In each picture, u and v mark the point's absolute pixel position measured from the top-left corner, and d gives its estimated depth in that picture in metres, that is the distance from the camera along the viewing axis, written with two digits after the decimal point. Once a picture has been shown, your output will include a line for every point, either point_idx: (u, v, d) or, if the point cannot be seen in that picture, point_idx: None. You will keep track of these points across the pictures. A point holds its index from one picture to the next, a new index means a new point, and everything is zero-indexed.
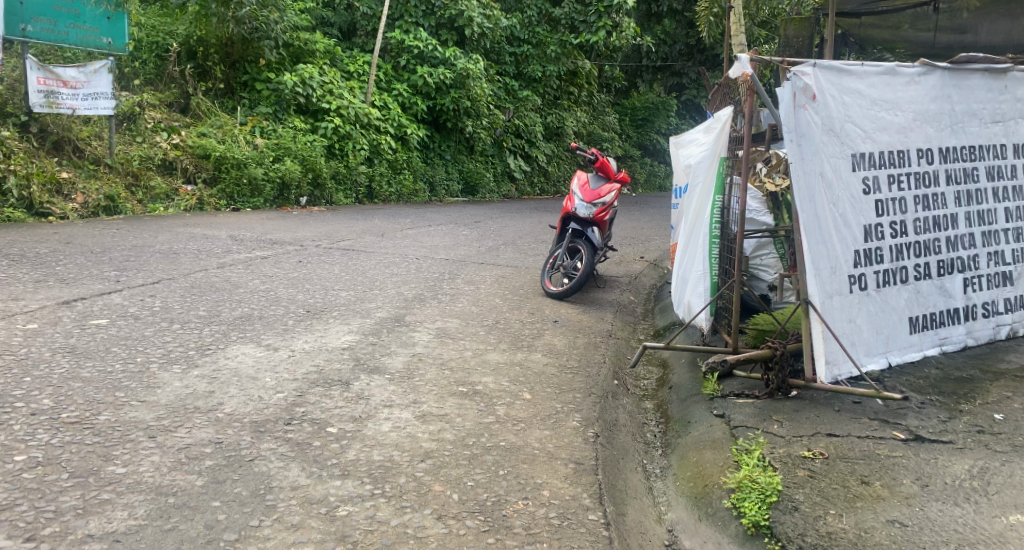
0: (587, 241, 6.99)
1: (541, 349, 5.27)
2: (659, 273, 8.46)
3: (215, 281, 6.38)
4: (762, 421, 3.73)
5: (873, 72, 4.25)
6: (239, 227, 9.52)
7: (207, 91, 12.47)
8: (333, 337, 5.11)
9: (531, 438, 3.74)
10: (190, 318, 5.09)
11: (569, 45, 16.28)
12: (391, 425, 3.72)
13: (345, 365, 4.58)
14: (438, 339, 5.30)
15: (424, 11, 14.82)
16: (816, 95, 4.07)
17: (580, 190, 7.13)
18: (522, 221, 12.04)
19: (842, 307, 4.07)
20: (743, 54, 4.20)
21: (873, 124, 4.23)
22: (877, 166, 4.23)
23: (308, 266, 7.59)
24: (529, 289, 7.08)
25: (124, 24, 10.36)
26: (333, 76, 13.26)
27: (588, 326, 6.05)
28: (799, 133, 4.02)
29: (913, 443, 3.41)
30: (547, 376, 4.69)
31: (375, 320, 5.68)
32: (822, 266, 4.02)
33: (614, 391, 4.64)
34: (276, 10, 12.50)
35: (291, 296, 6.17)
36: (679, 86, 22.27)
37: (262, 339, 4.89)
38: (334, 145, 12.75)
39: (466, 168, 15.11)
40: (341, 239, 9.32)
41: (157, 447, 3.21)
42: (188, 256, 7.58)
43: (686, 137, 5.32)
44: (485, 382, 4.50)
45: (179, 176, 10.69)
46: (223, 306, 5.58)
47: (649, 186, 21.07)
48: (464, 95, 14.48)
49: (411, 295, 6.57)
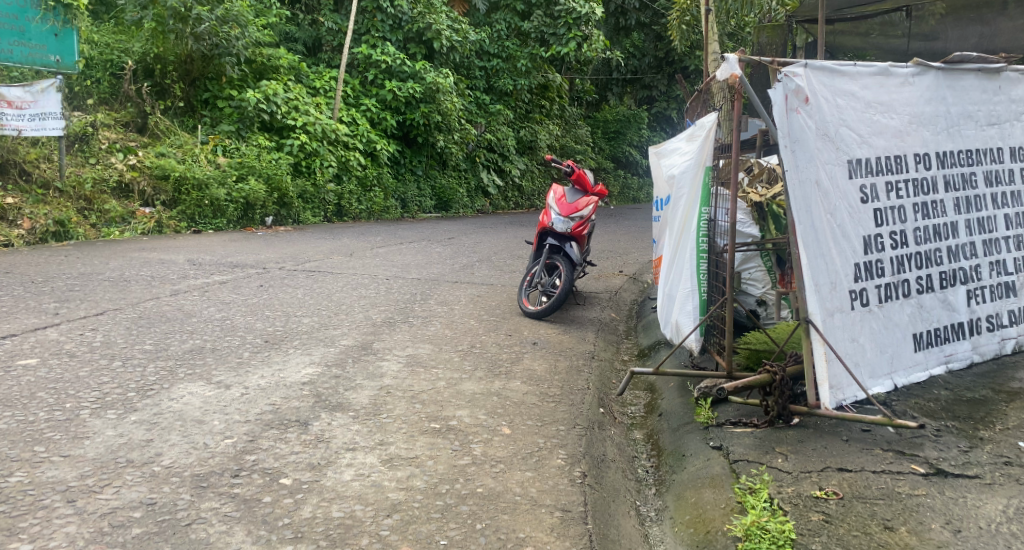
0: (565, 257, 6.63)
1: (521, 376, 4.88)
2: (639, 288, 8.13)
3: (167, 312, 5.96)
4: (766, 455, 3.37)
5: (866, 73, 3.94)
6: (200, 250, 9.08)
7: (166, 110, 12.05)
8: (292, 371, 4.69)
9: (511, 481, 3.35)
10: (134, 355, 4.67)
11: (540, 58, 15.99)
12: (353, 472, 3.32)
13: (305, 402, 4.16)
14: (409, 369, 4.90)
15: (391, 26, 14.42)
16: (809, 98, 3.75)
17: (556, 203, 6.80)
18: (497, 237, 11.67)
19: (843, 325, 3.72)
20: (732, 53, 3.84)
21: (868, 127, 3.91)
22: (874, 173, 3.91)
23: (270, 291, 7.17)
24: (506, 309, 6.71)
25: (74, 40, 9.95)
26: (298, 92, 12.81)
27: (568, 347, 5.68)
28: (792, 138, 3.69)
29: (936, 479, 3.06)
30: (527, 408, 4.31)
31: (339, 349, 5.27)
32: (822, 281, 3.67)
33: (600, 422, 4.26)
34: (236, 25, 12.05)
35: (249, 326, 5.75)
36: (650, 98, 22.12)
37: (213, 375, 4.46)
38: (301, 163, 12.30)
39: (438, 184, 14.73)
40: (308, 260, 8.91)
41: (75, 514, 2.79)
42: (141, 284, 7.14)
43: (667, 146, 4.97)
44: (460, 416, 4.11)
45: (136, 199, 10.21)
46: (172, 339, 5.16)
47: (624, 199, 20.84)
48: (434, 109, 14.09)
49: (380, 319, 6.17)
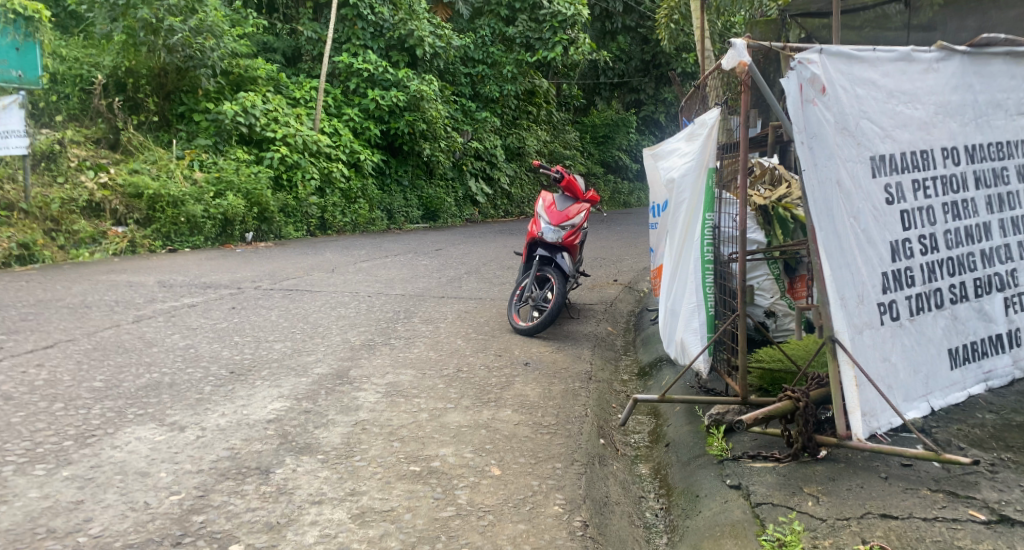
0: (556, 269, 6.19)
1: (511, 402, 4.44)
2: (636, 298, 7.68)
3: (127, 341, 5.54)
4: (794, 496, 2.94)
5: (887, 59, 3.39)
6: (173, 270, 8.60)
7: (140, 125, 11.57)
8: (258, 406, 4.25)
9: (500, 538, 2.97)
10: (80, 396, 4.26)
11: (526, 63, 15.57)
12: (317, 533, 2.94)
13: (268, 445, 3.72)
14: (388, 399, 4.44)
15: (372, 33, 13.96)
16: (825, 88, 3.23)
17: (545, 212, 6.36)
18: (485, 247, 11.19)
19: (874, 343, 3.20)
20: (739, 39, 3.35)
21: (891, 119, 3.38)
22: (899, 170, 3.38)
23: (242, 313, 6.72)
24: (495, 325, 6.27)
25: (36, 54, 9.43)
26: (278, 103, 12.34)
27: (563, 368, 5.22)
28: (809, 133, 3.18)
29: (1001, 529, 2.65)
30: (518, 441, 3.87)
31: (313, 378, 4.84)
32: (848, 294, 3.16)
33: (600, 455, 3.81)
34: (212, 36, 11.58)
35: (214, 354, 5.29)
36: (639, 101, 21.74)
37: (167, 416, 4.01)
38: (282, 176, 11.81)
39: (426, 194, 14.26)
40: (287, 278, 8.45)
41: None
42: (102, 310, 6.69)
43: (665, 147, 4.50)
44: (442, 456, 3.65)
45: (108, 218, 9.74)
46: (127, 374, 4.74)
47: (615, 204, 20.41)
48: (419, 118, 13.64)
49: (359, 342, 5.72)
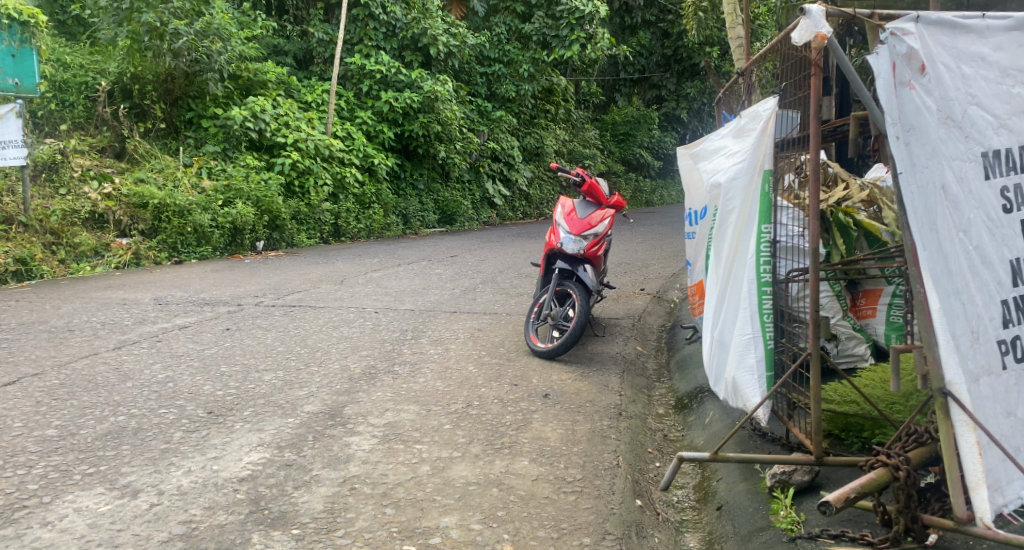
0: (578, 283, 5.48)
1: (529, 448, 3.77)
2: (667, 311, 6.97)
3: (100, 376, 4.91)
4: None
5: (1000, 27, 2.66)
6: (173, 285, 8.00)
7: (147, 133, 11.01)
8: (232, 459, 3.60)
9: None
10: (24, 451, 3.61)
11: (543, 62, 14.87)
12: None
13: (234, 516, 3.06)
14: (384, 447, 3.76)
15: (385, 33, 13.33)
16: (924, 67, 2.53)
17: (565, 220, 5.68)
18: (504, 253, 10.54)
19: (997, 394, 2.48)
20: (814, 5, 2.69)
21: (1009, 104, 2.65)
22: (1019, 169, 2.65)
23: (235, 336, 6.09)
24: (512, 347, 5.59)
25: (33, 61, 8.65)
26: (288, 108, 11.76)
27: (589, 400, 4.52)
28: (906, 125, 2.49)
29: None
30: (538, 502, 3.20)
31: (300, 418, 4.17)
32: (962, 333, 2.44)
33: (639, 522, 3.14)
34: (218, 39, 10.98)
35: (194, 390, 4.63)
36: (660, 99, 20.98)
37: (120, 476, 3.36)
38: (293, 183, 11.19)
39: (441, 197, 13.60)
40: (290, 291, 7.85)
41: None
42: (84, 334, 6.07)
43: (707, 145, 3.80)
44: (445, 529, 2.99)
45: (111, 230, 9.14)
46: (87, 418, 4.09)
47: (637, 203, 19.77)
48: (433, 119, 12.97)
49: (358, 371, 5.04)
